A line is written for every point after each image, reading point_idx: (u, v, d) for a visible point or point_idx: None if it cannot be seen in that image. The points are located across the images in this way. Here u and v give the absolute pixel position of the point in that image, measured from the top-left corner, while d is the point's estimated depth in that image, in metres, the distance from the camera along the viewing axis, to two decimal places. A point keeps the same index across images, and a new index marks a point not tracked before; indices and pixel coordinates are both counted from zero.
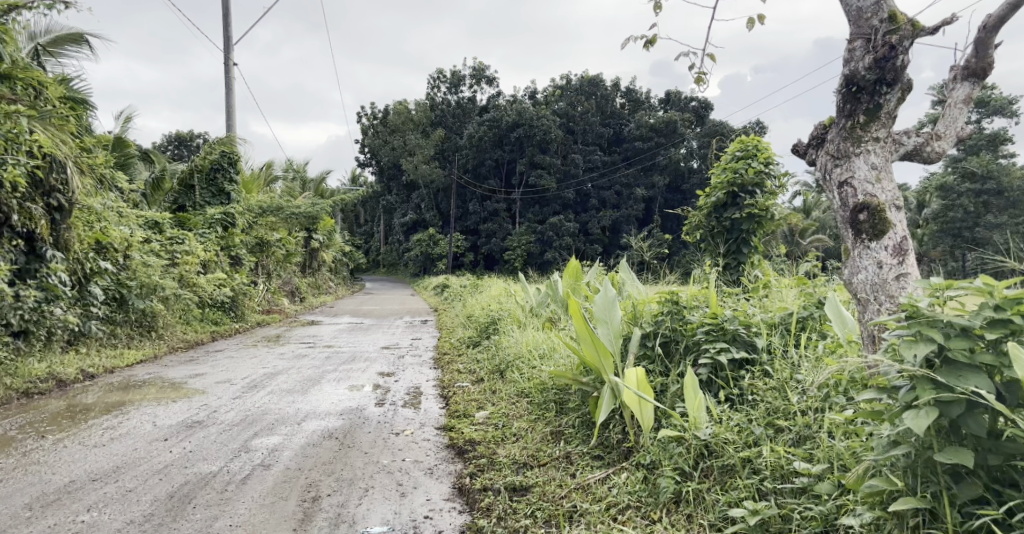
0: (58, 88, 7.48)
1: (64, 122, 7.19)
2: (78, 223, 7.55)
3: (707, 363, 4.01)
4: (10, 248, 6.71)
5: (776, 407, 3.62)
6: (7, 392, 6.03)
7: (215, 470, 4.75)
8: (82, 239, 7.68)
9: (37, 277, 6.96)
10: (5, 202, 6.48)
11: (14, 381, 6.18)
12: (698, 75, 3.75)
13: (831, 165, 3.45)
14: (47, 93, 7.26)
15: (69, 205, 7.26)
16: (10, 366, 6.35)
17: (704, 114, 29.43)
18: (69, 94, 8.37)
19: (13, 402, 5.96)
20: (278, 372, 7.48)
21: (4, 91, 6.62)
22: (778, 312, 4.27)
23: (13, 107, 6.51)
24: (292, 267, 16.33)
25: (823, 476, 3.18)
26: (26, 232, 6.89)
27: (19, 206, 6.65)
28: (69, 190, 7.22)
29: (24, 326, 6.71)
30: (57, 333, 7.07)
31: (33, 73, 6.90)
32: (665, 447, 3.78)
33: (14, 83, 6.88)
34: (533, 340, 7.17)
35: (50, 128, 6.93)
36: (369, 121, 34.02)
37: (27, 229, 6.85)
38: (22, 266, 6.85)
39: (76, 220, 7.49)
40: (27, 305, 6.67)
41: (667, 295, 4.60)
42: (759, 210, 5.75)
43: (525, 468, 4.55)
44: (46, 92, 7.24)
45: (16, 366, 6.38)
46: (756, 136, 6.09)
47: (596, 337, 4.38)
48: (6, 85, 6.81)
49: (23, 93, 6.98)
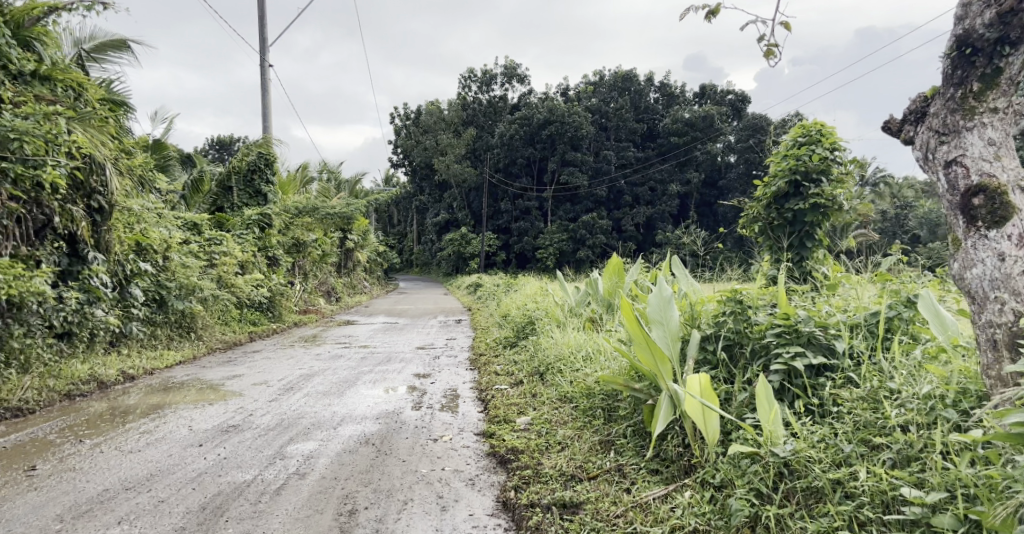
0: (98, 89, 7.27)
1: (104, 122, 6.98)
2: (119, 224, 7.37)
3: (781, 368, 3.64)
4: (53, 250, 6.58)
5: (867, 420, 3.26)
6: (50, 394, 5.87)
7: (250, 479, 4.49)
8: (122, 240, 7.51)
9: (79, 279, 6.80)
10: (48, 205, 6.33)
11: (56, 383, 6.01)
12: (768, 47, 3.39)
13: (935, 142, 3.06)
14: (87, 94, 7.06)
15: (109, 206, 7.09)
16: (51, 368, 6.18)
17: (741, 107, 28.85)
18: (109, 96, 8.25)
19: (55, 405, 5.79)
20: (314, 373, 7.23)
21: (44, 93, 6.45)
22: (859, 312, 3.84)
23: (54, 108, 6.23)
24: (328, 268, 16.18)
25: (939, 508, 2.84)
26: (67, 233, 6.73)
27: (61, 208, 6.50)
28: (108, 191, 7.01)
29: (68, 327, 6.56)
30: (99, 335, 6.91)
31: (72, 74, 6.73)
32: (735, 464, 3.45)
33: (55, 85, 6.73)
34: (575, 341, 6.80)
35: (90, 129, 6.67)
36: (403, 121, 33.93)
37: (68, 230, 6.69)
38: (65, 267, 6.71)
39: (115, 221, 7.31)
40: (70, 306, 6.53)
41: (731, 293, 4.17)
42: (825, 200, 5.35)
43: (573, 482, 4.21)
44: (86, 94, 7.06)
45: (58, 368, 6.22)
46: (818, 120, 5.62)
47: (651, 340, 4.03)
48: (48, 86, 6.67)
49: (64, 94, 6.82)
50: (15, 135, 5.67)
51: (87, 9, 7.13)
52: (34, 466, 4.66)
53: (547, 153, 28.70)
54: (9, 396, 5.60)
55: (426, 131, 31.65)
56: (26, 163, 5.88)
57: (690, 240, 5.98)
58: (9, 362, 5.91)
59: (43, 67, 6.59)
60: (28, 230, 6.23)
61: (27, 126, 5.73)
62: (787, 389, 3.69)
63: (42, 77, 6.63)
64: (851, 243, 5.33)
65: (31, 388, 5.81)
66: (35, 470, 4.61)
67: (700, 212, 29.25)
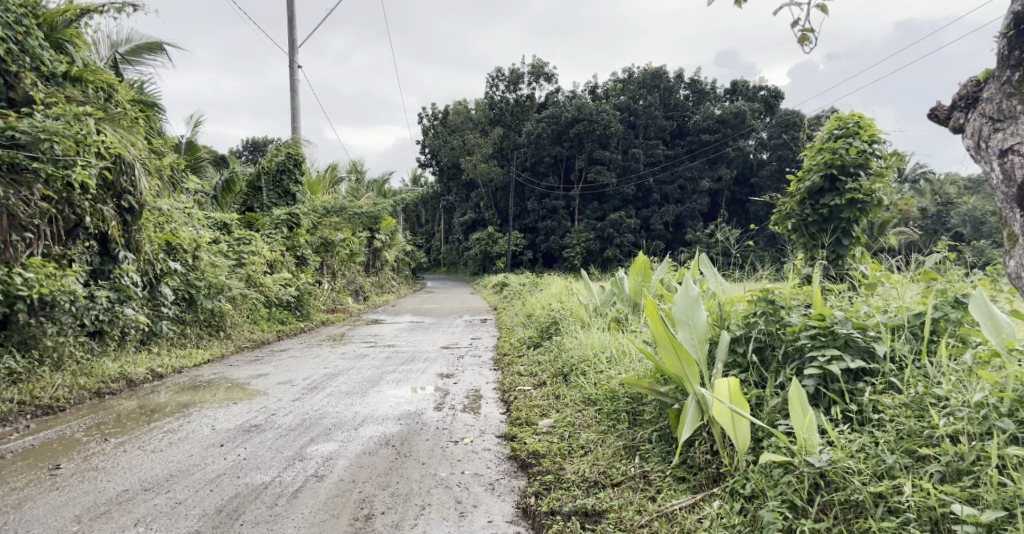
0: (128, 91, 7.12)
1: (133, 122, 6.89)
2: (149, 224, 7.31)
3: (816, 372, 3.44)
4: (84, 249, 6.52)
5: (912, 429, 3.08)
6: (80, 392, 5.81)
7: (268, 481, 4.39)
8: (152, 240, 7.47)
9: (110, 278, 6.77)
10: (78, 205, 6.30)
11: (86, 381, 5.95)
12: (803, 33, 3.18)
13: (989, 129, 3.02)
14: (117, 95, 6.88)
15: (139, 206, 7.03)
16: (83, 366, 6.12)
17: (774, 103, 28.34)
18: (140, 97, 8.17)
19: (85, 403, 5.73)
20: (338, 372, 7.12)
21: (74, 94, 6.29)
22: (901, 313, 3.61)
23: (84, 109, 6.11)
24: (356, 267, 16.11)
25: (996, 528, 2.70)
26: (98, 234, 6.68)
27: (92, 208, 6.45)
28: (138, 191, 6.95)
29: (99, 326, 6.51)
30: (130, 333, 6.86)
31: (104, 75, 6.57)
32: (767, 474, 3.26)
33: (86, 87, 6.55)
34: (599, 341, 6.62)
35: (120, 129, 6.58)
36: (431, 121, 33.91)
37: (99, 230, 6.64)
38: (95, 266, 6.67)
39: (146, 221, 7.27)
40: (101, 305, 6.49)
41: (762, 292, 3.96)
42: (864, 195, 5.12)
43: (596, 489, 4.04)
44: (117, 95, 6.89)
45: (89, 366, 6.16)
46: (856, 112, 5.36)
47: (677, 342, 3.85)
48: (78, 88, 6.48)
49: (95, 96, 6.64)
50: (46, 136, 5.58)
51: (117, 12, 7.08)
52: (58, 465, 4.59)
53: (574, 151, 28.45)
54: (40, 394, 5.55)
55: (453, 131, 31.59)
56: (57, 163, 5.77)
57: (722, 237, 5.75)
58: (41, 360, 5.88)
59: (72, 69, 6.41)
60: (59, 231, 6.18)
61: (57, 126, 5.63)
62: (823, 395, 3.49)
63: (71, 79, 6.45)
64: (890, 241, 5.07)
65: (62, 386, 5.76)
66: (60, 469, 4.54)
67: (731, 210, 28.75)
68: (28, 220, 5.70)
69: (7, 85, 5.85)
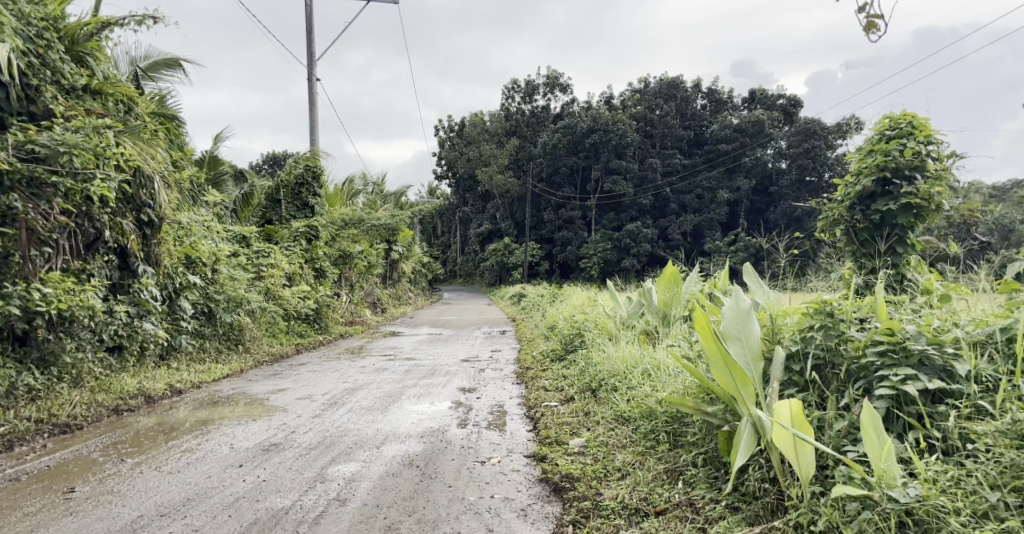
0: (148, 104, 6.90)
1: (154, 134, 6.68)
2: (168, 237, 7.09)
3: (889, 393, 3.18)
4: (103, 263, 6.29)
5: (1015, 462, 2.85)
6: (98, 409, 5.56)
7: (288, 505, 4.11)
8: (172, 253, 7.24)
9: (128, 292, 6.53)
10: (96, 218, 6.07)
11: (104, 398, 5.71)
12: (871, 20, 2.88)
13: None
14: (138, 108, 6.65)
15: (160, 219, 6.81)
16: (101, 382, 5.88)
17: (794, 112, 27.96)
18: (160, 110, 7.99)
19: (103, 421, 5.50)
20: (359, 387, 6.85)
21: (95, 108, 6.07)
22: (982, 327, 3.30)
23: (104, 122, 5.87)
24: (375, 279, 15.86)
25: None
26: (117, 247, 6.45)
27: (110, 221, 6.22)
28: (157, 204, 6.71)
29: (118, 341, 6.26)
30: (150, 349, 6.62)
31: (125, 87, 6.32)
32: (840, 508, 3.02)
33: (107, 99, 6.31)
34: (630, 354, 6.31)
35: (140, 142, 6.37)
36: (447, 132, 33.74)
37: (118, 244, 6.39)
38: (114, 281, 6.44)
39: (166, 234, 7.04)
40: (119, 319, 6.25)
41: (818, 305, 3.62)
42: (921, 200, 4.81)
43: (639, 517, 3.75)
44: (137, 108, 6.67)
45: (107, 382, 5.91)
46: (909, 112, 5.04)
47: (731, 359, 3.55)
48: (98, 101, 6.24)
49: (115, 109, 6.39)
50: (64, 149, 5.40)
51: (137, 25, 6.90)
52: (72, 488, 4.35)
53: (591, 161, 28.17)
54: (58, 411, 5.31)
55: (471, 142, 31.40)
56: (77, 177, 5.57)
57: (784, 262, 4.98)
58: (60, 377, 5.64)
59: (93, 82, 6.18)
60: (77, 244, 5.96)
61: (76, 139, 5.45)
62: (896, 417, 3.23)
63: (92, 91, 6.21)
64: (933, 246, 4.87)
65: (79, 402, 5.52)
66: (74, 492, 4.30)
67: None
68: (46, 234, 5.49)
69: (29, 99, 5.66)
